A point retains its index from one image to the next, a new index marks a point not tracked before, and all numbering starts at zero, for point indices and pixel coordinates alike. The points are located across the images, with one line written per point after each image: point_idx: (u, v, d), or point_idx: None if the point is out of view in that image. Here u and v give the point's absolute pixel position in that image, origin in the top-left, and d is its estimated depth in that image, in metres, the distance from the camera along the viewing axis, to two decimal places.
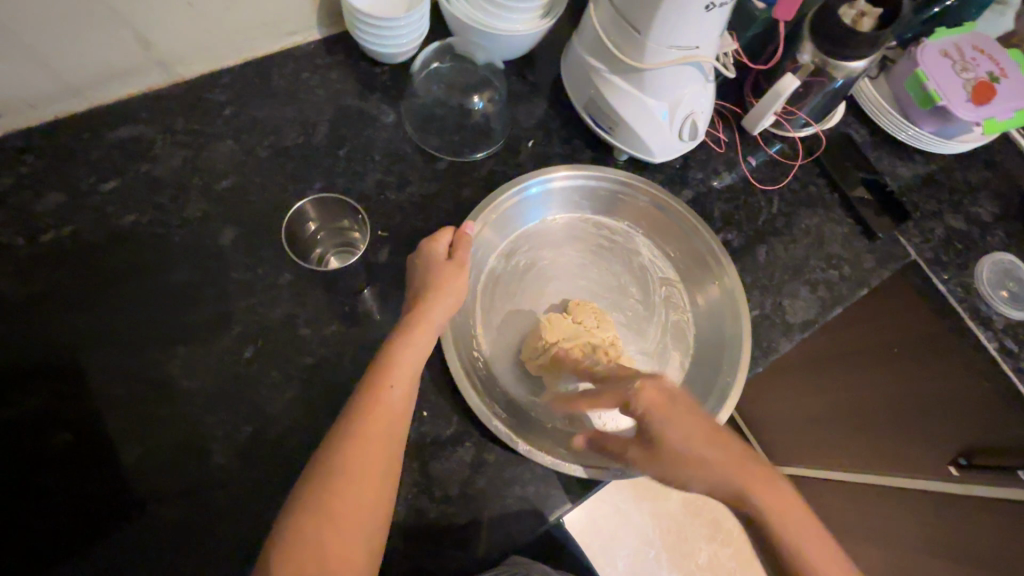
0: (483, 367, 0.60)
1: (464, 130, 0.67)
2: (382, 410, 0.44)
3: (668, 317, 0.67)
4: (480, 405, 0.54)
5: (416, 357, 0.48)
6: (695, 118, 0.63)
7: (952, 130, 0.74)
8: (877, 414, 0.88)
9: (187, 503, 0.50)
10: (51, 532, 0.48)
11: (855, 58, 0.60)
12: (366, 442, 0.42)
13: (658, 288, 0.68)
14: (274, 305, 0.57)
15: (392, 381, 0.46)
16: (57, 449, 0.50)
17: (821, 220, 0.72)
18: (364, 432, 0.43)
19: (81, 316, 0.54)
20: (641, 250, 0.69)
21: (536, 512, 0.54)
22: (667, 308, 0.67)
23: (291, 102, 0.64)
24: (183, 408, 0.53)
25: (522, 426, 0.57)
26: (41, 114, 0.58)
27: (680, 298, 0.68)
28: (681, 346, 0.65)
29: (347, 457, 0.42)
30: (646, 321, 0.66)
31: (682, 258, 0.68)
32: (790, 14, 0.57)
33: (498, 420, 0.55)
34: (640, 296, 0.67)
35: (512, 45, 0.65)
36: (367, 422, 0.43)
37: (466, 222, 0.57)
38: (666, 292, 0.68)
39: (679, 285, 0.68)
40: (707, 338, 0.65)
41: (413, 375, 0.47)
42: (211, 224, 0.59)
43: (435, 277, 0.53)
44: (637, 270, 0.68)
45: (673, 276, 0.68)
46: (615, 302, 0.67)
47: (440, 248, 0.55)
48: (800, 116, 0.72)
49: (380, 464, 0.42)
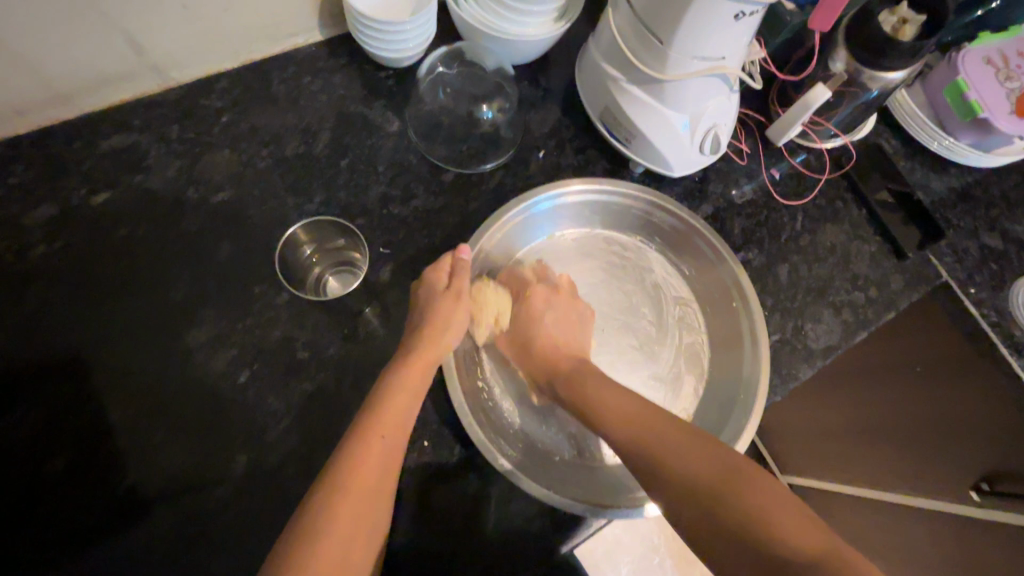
0: (488, 397, 0.58)
1: (472, 140, 0.64)
2: (371, 463, 0.41)
3: (683, 339, 0.64)
4: (487, 442, 0.52)
5: (410, 403, 0.46)
6: (717, 130, 0.59)
7: (991, 142, 0.69)
8: (896, 438, 0.85)
9: (179, 532, 0.49)
10: (44, 560, 0.47)
11: (893, 69, 0.56)
12: (353, 500, 0.39)
13: (672, 307, 0.65)
14: (271, 325, 0.55)
15: (383, 430, 0.43)
16: (49, 475, 0.49)
17: (847, 238, 0.68)
18: (352, 487, 0.39)
19: (72, 335, 0.53)
20: (654, 267, 0.66)
21: (539, 546, 0.52)
22: (681, 328, 0.64)
23: (292, 108, 0.62)
24: (177, 433, 0.51)
25: (529, 461, 0.55)
26: (30, 121, 0.55)
27: (695, 319, 0.65)
28: (696, 371, 0.63)
29: (333, 516, 0.38)
30: (659, 344, 0.63)
31: (697, 277, 0.65)
32: (827, 26, 0.53)
33: (505, 458, 0.52)
34: (653, 317, 0.64)
35: (525, 49, 0.61)
36: (356, 474, 0.40)
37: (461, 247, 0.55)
38: (680, 312, 0.65)
39: (693, 305, 0.65)
40: (723, 361, 0.62)
41: (409, 418, 0.45)
42: (208, 239, 0.57)
43: (436, 309, 0.52)
44: (650, 289, 0.65)
45: (687, 295, 0.65)
46: (627, 325, 0.64)
47: (440, 279, 0.54)
48: (828, 127, 0.68)
49: (367, 523, 0.39)
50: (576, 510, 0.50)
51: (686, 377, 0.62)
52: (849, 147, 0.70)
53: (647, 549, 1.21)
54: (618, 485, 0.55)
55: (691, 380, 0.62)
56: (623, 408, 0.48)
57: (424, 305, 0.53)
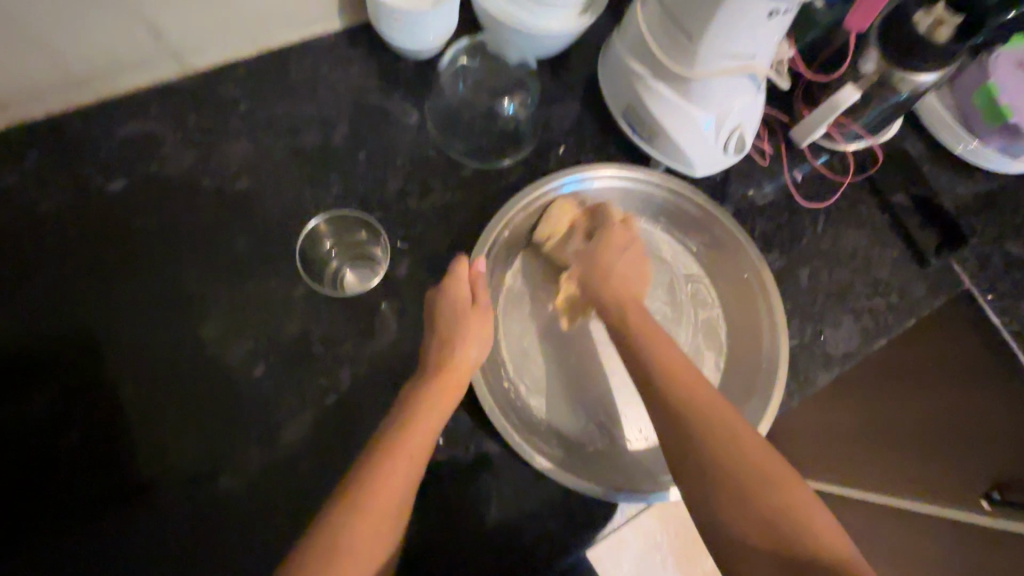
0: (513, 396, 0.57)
1: (492, 134, 0.64)
2: (392, 482, 0.41)
3: (698, 317, 0.63)
4: (522, 443, 0.52)
5: (431, 427, 0.45)
6: (742, 130, 0.58)
7: (1022, 146, 0.67)
8: None
9: (194, 521, 0.49)
10: (64, 544, 0.48)
11: (926, 71, 0.55)
12: (375, 516, 0.40)
13: (685, 286, 0.64)
14: (288, 318, 0.54)
15: (412, 449, 0.43)
16: (67, 461, 0.49)
17: (869, 242, 0.67)
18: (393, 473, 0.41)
19: (91, 323, 0.52)
20: (663, 246, 0.65)
21: (557, 544, 0.52)
22: (697, 306, 0.64)
23: (310, 98, 0.61)
24: (193, 423, 0.51)
25: (564, 454, 0.55)
26: (47, 106, 0.55)
27: (708, 295, 0.64)
28: (714, 346, 0.63)
29: (357, 533, 0.39)
30: (676, 325, 0.63)
31: (706, 251, 0.65)
32: (866, 22, 0.53)
33: (542, 456, 0.53)
34: (667, 300, 0.64)
35: (548, 43, 0.60)
36: (381, 491, 0.40)
37: (477, 260, 0.54)
38: (693, 290, 0.64)
39: (704, 280, 0.65)
40: (741, 336, 0.62)
41: (428, 444, 0.45)
42: (224, 230, 0.56)
43: (457, 321, 0.51)
44: (664, 270, 0.65)
45: (698, 272, 0.65)
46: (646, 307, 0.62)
47: (463, 291, 0.53)
48: (853, 130, 0.66)
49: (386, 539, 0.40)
50: (620, 500, 0.52)
51: (706, 353, 0.62)
52: (876, 150, 0.69)
53: (649, 546, 1.20)
54: (635, 470, 0.55)
55: (710, 357, 0.62)
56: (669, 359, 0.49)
57: (440, 317, 0.51)
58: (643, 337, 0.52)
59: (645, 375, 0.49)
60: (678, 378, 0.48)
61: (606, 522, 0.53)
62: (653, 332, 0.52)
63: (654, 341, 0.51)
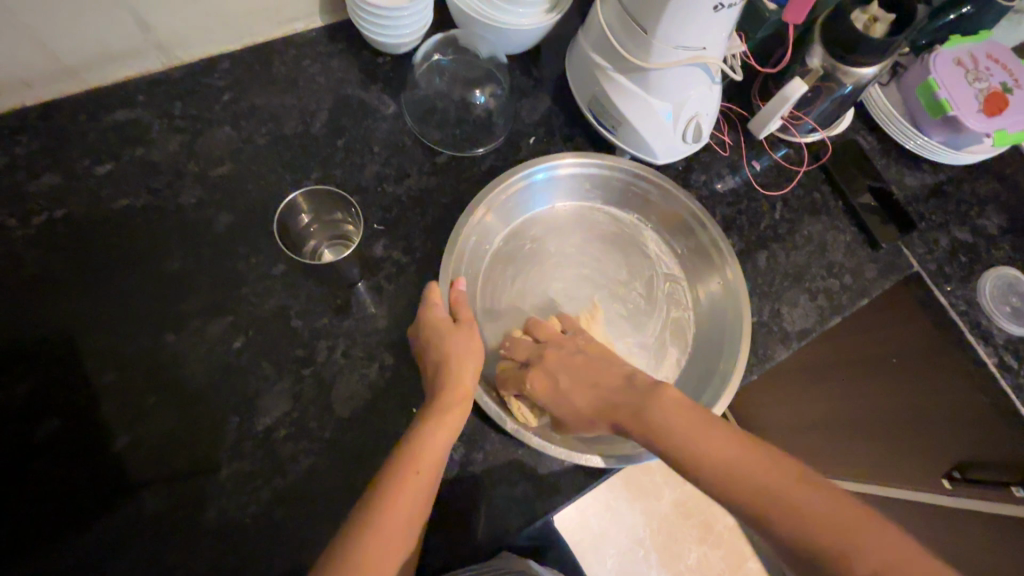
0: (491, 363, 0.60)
1: (465, 124, 0.67)
2: (401, 504, 0.42)
3: (669, 313, 0.66)
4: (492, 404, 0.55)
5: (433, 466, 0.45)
6: (699, 120, 0.62)
7: (962, 140, 0.72)
8: (864, 432, 0.87)
9: (175, 489, 0.50)
10: (41, 517, 0.49)
11: (865, 64, 0.59)
12: (389, 545, 0.41)
13: (662, 284, 0.67)
14: (268, 295, 0.57)
15: (420, 466, 0.44)
16: (47, 434, 0.51)
17: (824, 228, 0.71)
18: (385, 517, 0.41)
19: (75, 301, 0.54)
20: (648, 243, 0.69)
21: (526, 510, 0.54)
22: (670, 304, 0.66)
23: (291, 89, 0.64)
24: (173, 397, 0.53)
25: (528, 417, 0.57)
26: (36, 93, 0.57)
27: (683, 296, 0.67)
28: (679, 345, 0.65)
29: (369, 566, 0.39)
30: (647, 315, 0.66)
31: (688, 255, 0.68)
32: (800, 18, 0.57)
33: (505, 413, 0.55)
34: (644, 292, 0.67)
35: (517, 39, 0.63)
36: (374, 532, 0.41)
37: (455, 280, 0.57)
38: (670, 289, 0.67)
39: (682, 282, 0.68)
40: (706, 336, 0.65)
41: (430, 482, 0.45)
42: (208, 211, 0.59)
43: (449, 346, 0.52)
44: (645, 264, 0.68)
45: (677, 273, 0.68)
46: (616, 294, 0.66)
47: (442, 313, 0.54)
48: (806, 122, 0.70)
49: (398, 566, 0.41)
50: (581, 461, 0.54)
51: (669, 350, 0.64)
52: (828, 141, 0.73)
53: (633, 541, 1.22)
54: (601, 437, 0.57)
55: (673, 353, 0.64)
56: (689, 439, 0.41)
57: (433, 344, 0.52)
58: (716, 475, 0.38)
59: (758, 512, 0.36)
60: (694, 450, 0.40)
61: (572, 485, 0.55)
62: (709, 437, 0.41)
63: (720, 450, 0.40)
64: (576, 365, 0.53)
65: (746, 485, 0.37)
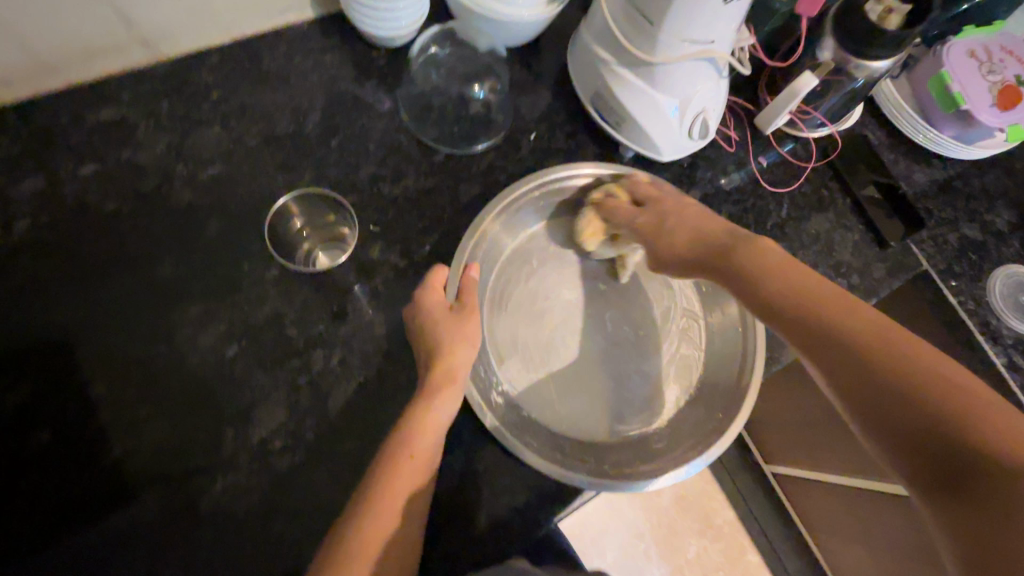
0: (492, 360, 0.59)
1: (463, 121, 0.65)
2: (400, 488, 0.45)
3: (679, 349, 0.64)
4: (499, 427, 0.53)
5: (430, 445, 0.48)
6: (706, 115, 0.60)
7: (973, 135, 0.70)
8: None
9: (169, 503, 0.49)
10: (30, 532, 0.47)
11: (878, 58, 0.56)
12: (383, 524, 0.43)
13: (678, 318, 0.65)
14: (261, 302, 0.55)
15: (414, 452, 0.46)
16: (35, 448, 0.49)
17: (831, 225, 0.69)
18: (384, 501, 0.44)
19: (60, 309, 0.52)
20: None
21: (528, 520, 0.53)
22: (682, 339, 0.65)
23: (282, 86, 0.61)
24: (165, 406, 0.51)
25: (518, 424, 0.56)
26: (15, 92, 0.55)
27: (696, 333, 0.65)
28: (682, 381, 0.63)
29: (364, 545, 0.42)
30: (657, 344, 0.64)
31: (706, 291, 0.65)
32: (814, 10, 0.55)
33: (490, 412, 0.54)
34: (658, 322, 0.65)
35: (517, 31, 0.61)
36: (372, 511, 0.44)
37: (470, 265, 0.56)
38: (685, 325, 0.65)
39: (699, 320, 0.65)
40: (714, 377, 0.63)
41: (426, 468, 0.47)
42: (197, 214, 0.57)
43: (451, 336, 0.52)
44: (662, 294, 0.66)
45: (695, 310, 0.66)
46: (626, 318, 0.64)
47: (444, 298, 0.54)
48: (815, 116, 0.68)
49: (391, 542, 0.44)
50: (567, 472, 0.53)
51: (672, 385, 0.62)
52: (836, 137, 0.71)
53: (633, 535, 1.22)
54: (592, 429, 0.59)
55: (674, 389, 0.62)
56: (795, 280, 0.45)
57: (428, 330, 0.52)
58: (805, 316, 0.43)
59: (909, 396, 0.36)
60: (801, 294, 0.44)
61: (574, 495, 0.54)
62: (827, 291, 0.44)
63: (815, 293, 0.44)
64: (685, 215, 0.56)
65: (850, 342, 0.40)
